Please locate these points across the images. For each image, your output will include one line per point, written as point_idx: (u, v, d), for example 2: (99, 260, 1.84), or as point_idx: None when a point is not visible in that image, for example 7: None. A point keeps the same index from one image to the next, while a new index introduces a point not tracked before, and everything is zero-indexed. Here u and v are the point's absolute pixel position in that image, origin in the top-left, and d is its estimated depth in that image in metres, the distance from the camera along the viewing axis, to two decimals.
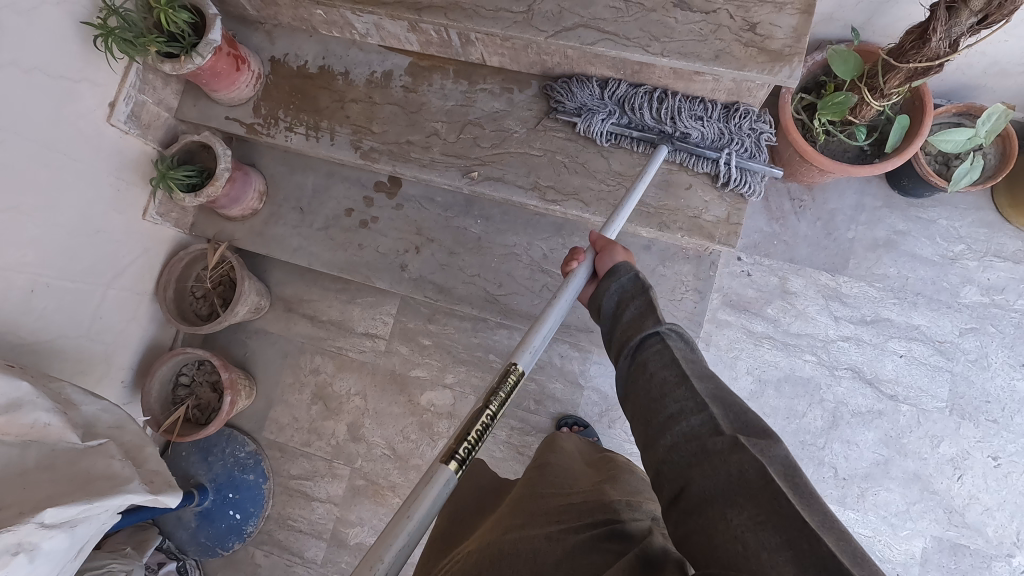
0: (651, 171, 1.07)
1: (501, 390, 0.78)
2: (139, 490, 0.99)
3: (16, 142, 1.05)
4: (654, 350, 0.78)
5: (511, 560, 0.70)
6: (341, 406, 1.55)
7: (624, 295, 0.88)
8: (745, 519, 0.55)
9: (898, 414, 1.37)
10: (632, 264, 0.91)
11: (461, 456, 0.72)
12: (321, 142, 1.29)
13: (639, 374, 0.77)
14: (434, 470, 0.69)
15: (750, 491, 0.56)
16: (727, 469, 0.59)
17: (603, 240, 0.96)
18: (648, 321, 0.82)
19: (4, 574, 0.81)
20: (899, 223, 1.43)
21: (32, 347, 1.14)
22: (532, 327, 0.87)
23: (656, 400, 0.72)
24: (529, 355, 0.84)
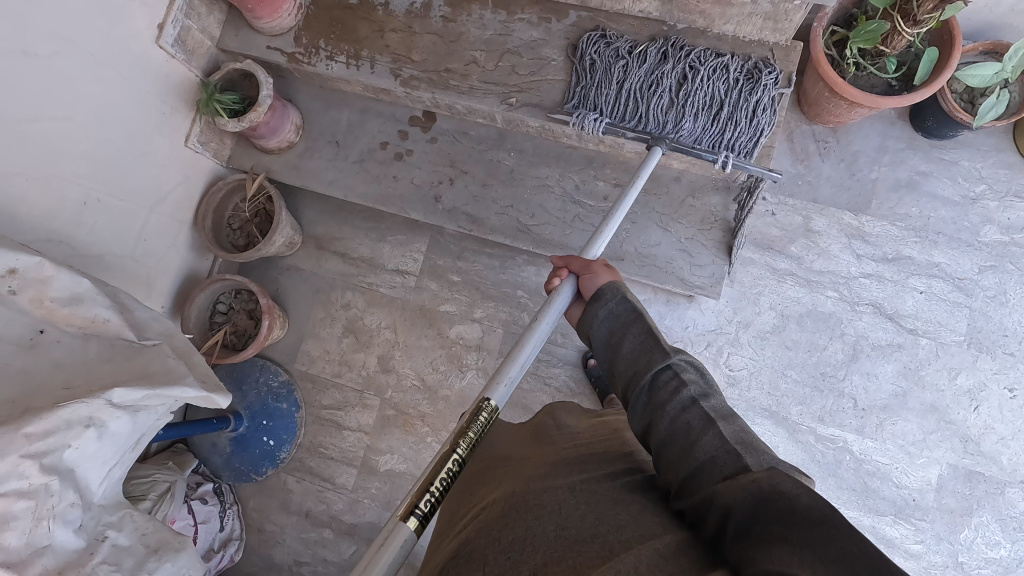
0: (645, 174, 1.08)
1: (470, 430, 0.78)
2: (194, 385, 1.03)
3: (73, 54, 1.08)
4: (671, 387, 0.76)
5: (537, 511, 0.66)
6: (371, 339, 1.59)
7: (618, 322, 0.89)
8: (788, 539, 0.51)
9: (916, 348, 1.40)
10: (618, 286, 0.92)
11: (422, 511, 0.69)
12: (361, 70, 1.32)
13: (657, 416, 0.74)
14: (393, 528, 0.67)
15: (790, 506, 0.53)
16: (761, 490, 0.57)
17: (582, 262, 0.98)
18: (656, 356, 0.81)
19: (76, 446, 0.85)
20: (922, 164, 1.46)
21: (84, 259, 1.18)
22: (507, 359, 0.86)
23: (681, 445, 0.69)
24: (501, 389, 0.83)
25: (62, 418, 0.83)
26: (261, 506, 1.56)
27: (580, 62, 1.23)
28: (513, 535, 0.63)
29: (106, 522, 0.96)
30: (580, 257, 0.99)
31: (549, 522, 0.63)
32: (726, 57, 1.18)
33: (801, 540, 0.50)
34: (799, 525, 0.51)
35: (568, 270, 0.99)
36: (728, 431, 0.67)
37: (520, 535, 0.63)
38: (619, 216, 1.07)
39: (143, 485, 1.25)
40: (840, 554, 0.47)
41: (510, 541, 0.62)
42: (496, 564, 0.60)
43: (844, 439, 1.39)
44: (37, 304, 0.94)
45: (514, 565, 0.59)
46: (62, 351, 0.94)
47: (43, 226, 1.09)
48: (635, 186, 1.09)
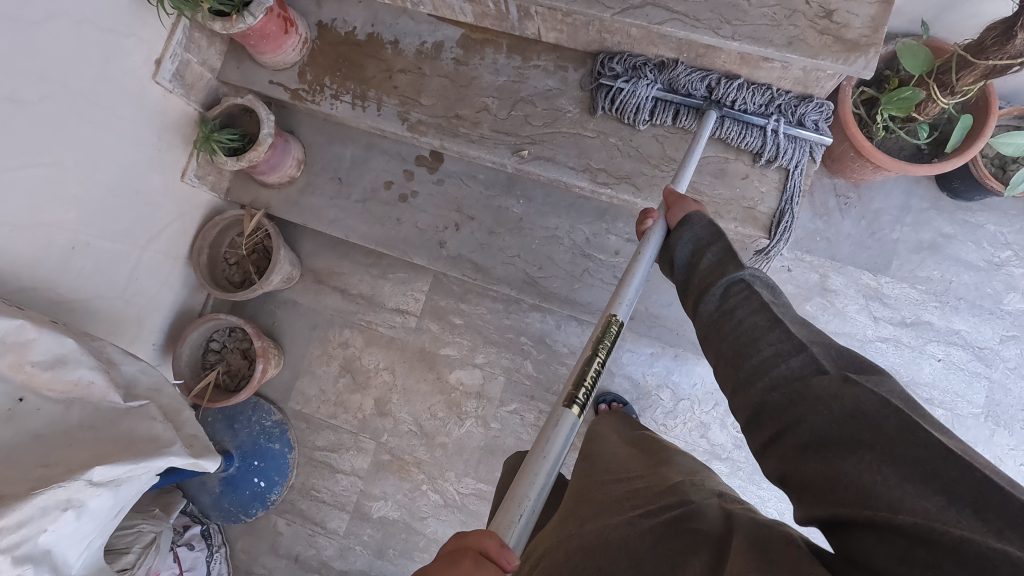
0: (704, 133, 1.05)
1: (604, 340, 0.86)
2: (182, 454, 0.99)
3: (64, 95, 1.03)
4: (742, 296, 0.71)
5: (603, 552, 0.65)
6: (368, 380, 1.55)
7: (699, 243, 0.83)
8: (875, 457, 0.48)
9: (932, 418, 1.36)
10: (705, 213, 0.86)
11: (582, 400, 0.79)
12: (367, 111, 1.26)
13: (724, 322, 0.71)
14: (558, 414, 0.78)
15: (875, 428, 0.50)
16: (842, 404, 0.53)
17: (673, 196, 0.93)
18: (729, 267, 0.76)
19: (52, 529, 0.81)
20: (946, 226, 1.41)
21: (70, 306, 1.13)
22: (622, 280, 0.91)
23: (745, 342, 0.67)
24: (625, 307, 0.90)
25: (38, 505, 0.78)
26: (249, 548, 1.52)
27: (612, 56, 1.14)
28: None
29: None
30: (676, 191, 0.94)
31: (621, 560, 0.63)
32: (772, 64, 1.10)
33: (891, 462, 0.47)
34: (884, 442, 0.48)
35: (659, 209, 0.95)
36: (799, 332, 0.63)
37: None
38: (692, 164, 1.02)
39: (128, 537, 1.21)
40: (943, 482, 0.44)
41: None
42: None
43: None
44: (15, 370, 0.89)
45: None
46: (41, 421, 0.89)
47: (27, 277, 1.03)
48: (701, 139, 1.03)
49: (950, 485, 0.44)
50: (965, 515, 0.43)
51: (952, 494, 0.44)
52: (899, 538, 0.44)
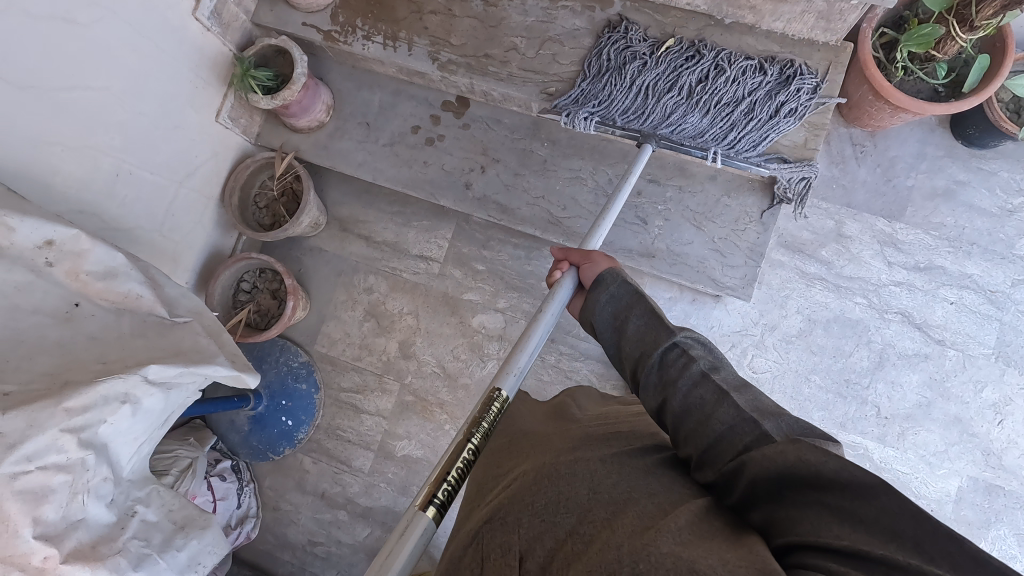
0: (637, 172, 1.11)
1: (483, 420, 0.74)
2: (226, 365, 1.03)
3: (113, 22, 1.06)
4: (680, 362, 0.77)
5: (568, 478, 0.65)
6: (393, 324, 1.59)
7: (621, 304, 0.91)
8: (824, 512, 0.50)
9: (943, 359, 1.39)
10: (618, 272, 0.94)
11: (441, 500, 0.65)
12: (398, 52, 1.30)
13: (671, 392, 0.74)
14: (410, 519, 0.63)
15: (817, 473, 0.52)
16: (786, 460, 0.55)
17: (578, 254, 1.01)
18: (661, 335, 0.82)
19: (111, 421, 0.85)
20: (961, 173, 1.44)
21: (115, 231, 1.17)
22: (515, 346, 0.84)
23: (697, 420, 0.69)
24: (512, 378, 0.80)
25: (101, 392, 0.83)
26: (277, 484, 1.57)
27: (604, 46, 1.20)
28: (546, 499, 0.62)
29: (134, 498, 0.96)
30: (579, 246, 1.02)
31: (582, 487, 0.63)
32: (759, 61, 1.16)
33: (838, 514, 0.49)
34: (831, 497, 0.50)
35: (568, 262, 1.02)
36: (742, 401, 0.67)
37: (553, 498, 0.62)
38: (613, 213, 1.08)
39: (166, 460, 1.25)
40: (883, 524, 0.47)
41: (543, 504, 0.61)
42: (531, 526, 0.59)
43: (864, 446, 1.39)
44: (72, 277, 0.93)
45: (549, 529, 0.58)
46: (97, 325, 0.94)
47: (76, 197, 1.07)
48: (629, 182, 1.09)
49: (892, 525, 0.46)
50: (902, 549, 0.45)
51: (892, 541, 0.46)
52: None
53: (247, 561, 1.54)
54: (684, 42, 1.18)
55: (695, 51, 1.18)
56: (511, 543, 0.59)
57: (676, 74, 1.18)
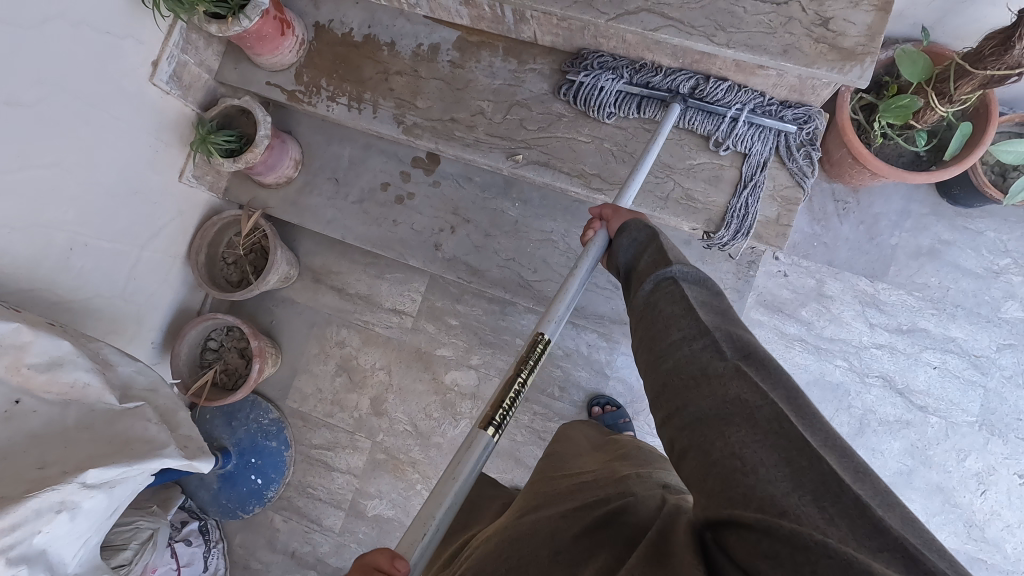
0: (664, 132, 1.04)
1: (531, 357, 0.81)
2: (176, 455, 1.00)
3: (60, 98, 1.03)
4: (666, 290, 0.70)
5: (530, 540, 0.66)
6: (365, 380, 1.56)
7: (638, 246, 0.81)
8: (745, 437, 0.52)
9: (925, 426, 1.36)
10: (643, 221, 0.84)
11: (498, 421, 0.75)
12: (363, 114, 1.26)
13: (645, 312, 0.71)
14: (472, 437, 0.74)
15: (751, 412, 0.53)
16: (726, 395, 0.56)
17: (610, 209, 0.92)
18: (662, 265, 0.74)
19: (47, 531, 0.82)
20: (945, 232, 1.40)
21: (69, 306, 1.14)
22: (554, 297, 0.87)
23: (658, 331, 0.67)
24: (553, 325, 0.85)
25: (32, 507, 0.80)
26: (247, 543, 1.54)
27: (592, 57, 1.15)
28: (506, 567, 0.64)
29: None
30: (611, 203, 0.93)
31: (542, 547, 0.64)
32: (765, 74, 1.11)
33: (757, 442, 0.51)
34: (754, 426, 0.52)
35: (601, 221, 0.93)
36: (708, 319, 0.65)
37: (514, 565, 0.64)
38: (644, 172, 1.00)
39: (125, 533, 1.22)
40: (795, 473, 0.48)
41: (503, 573, 0.63)
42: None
43: None
44: (13, 372, 0.91)
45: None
46: (38, 422, 0.91)
47: (25, 278, 1.05)
48: (657, 141, 1.02)
49: (802, 478, 0.47)
50: (805, 501, 0.46)
51: (799, 476, 0.47)
52: (751, 527, 0.46)
53: None
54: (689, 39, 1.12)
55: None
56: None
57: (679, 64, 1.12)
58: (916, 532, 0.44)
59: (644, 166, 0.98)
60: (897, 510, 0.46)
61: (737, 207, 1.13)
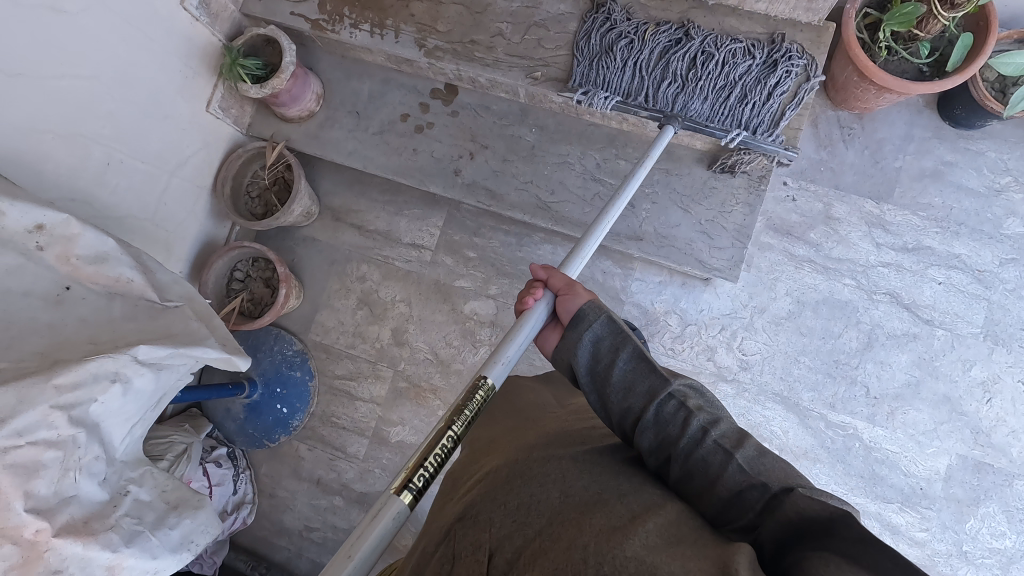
0: (655, 154, 1.09)
1: (467, 408, 0.76)
2: (216, 347, 1.04)
3: (100, 11, 1.07)
4: (674, 418, 0.73)
5: (541, 482, 0.69)
6: (386, 312, 1.60)
7: (603, 345, 0.84)
8: (818, 551, 0.55)
9: (932, 339, 1.40)
10: (601, 308, 0.86)
11: (416, 488, 0.67)
12: (385, 39, 1.31)
13: (670, 453, 0.72)
14: (385, 501, 0.64)
15: (819, 525, 0.57)
16: (790, 517, 0.60)
17: (564, 282, 0.92)
18: (653, 382, 0.77)
19: (103, 401, 0.86)
20: (948, 154, 1.45)
21: (106, 219, 1.18)
22: (505, 338, 0.85)
23: (702, 480, 0.69)
24: (500, 368, 0.82)
25: (90, 371, 0.84)
26: (273, 472, 1.58)
27: (592, 31, 1.21)
28: (518, 500, 0.66)
29: (128, 477, 0.97)
30: (562, 274, 0.93)
31: (553, 490, 0.67)
32: (747, 44, 1.17)
33: (831, 551, 0.54)
34: (830, 543, 0.55)
35: (545, 289, 0.93)
36: (747, 463, 0.68)
37: (524, 502, 0.66)
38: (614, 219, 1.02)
39: (161, 445, 1.27)
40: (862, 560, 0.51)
41: (515, 506, 0.66)
42: (502, 525, 0.64)
43: (855, 426, 1.40)
44: (63, 261, 0.95)
45: (519, 529, 0.63)
46: (88, 308, 0.95)
47: (68, 185, 1.09)
48: (645, 165, 1.08)
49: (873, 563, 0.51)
50: None
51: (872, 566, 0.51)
52: None
53: (245, 547, 1.56)
54: (672, 25, 1.19)
55: (684, 34, 1.19)
56: (481, 540, 0.63)
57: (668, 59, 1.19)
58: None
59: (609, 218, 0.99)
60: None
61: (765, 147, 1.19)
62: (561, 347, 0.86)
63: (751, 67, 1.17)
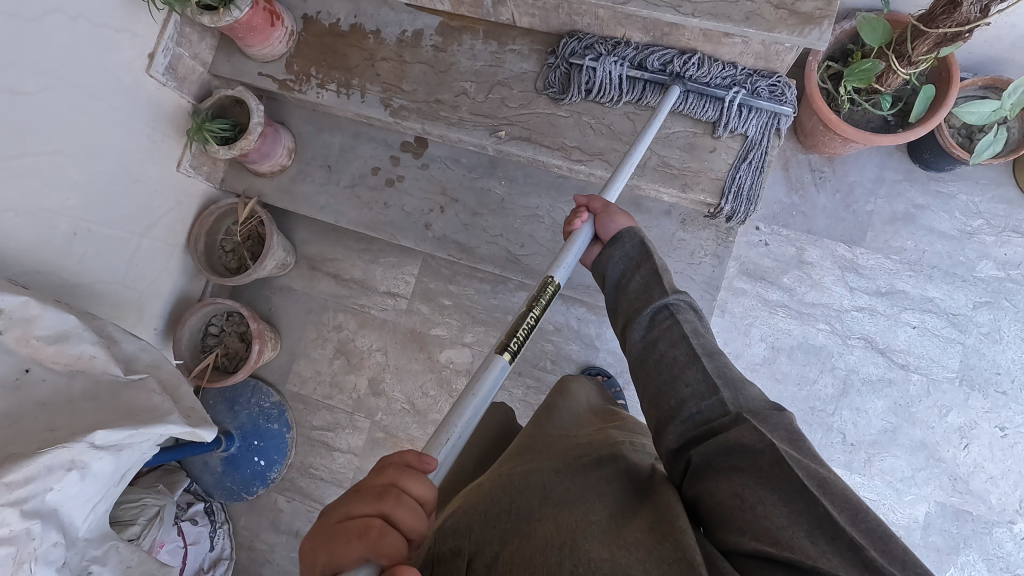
0: (663, 110, 1.09)
1: (541, 298, 0.91)
2: (179, 422, 1.04)
3: (62, 88, 1.09)
4: (665, 326, 0.81)
5: (523, 488, 0.71)
6: (362, 361, 1.60)
7: (629, 264, 0.93)
8: (748, 483, 0.60)
9: (907, 383, 1.39)
10: (636, 231, 0.96)
11: (513, 348, 0.85)
12: (351, 99, 1.32)
13: (649, 354, 0.80)
14: (490, 358, 0.83)
15: (752, 457, 0.61)
16: (725, 439, 0.64)
17: (601, 203, 1.02)
18: (655, 294, 0.87)
19: (59, 488, 0.86)
20: (919, 197, 1.45)
21: (73, 289, 1.19)
22: (562, 246, 0.97)
23: (668, 380, 0.76)
24: (562, 270, 0.95)
25: (44, 463, 0.84)
26: (251, 524, 1.58)
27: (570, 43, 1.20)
28: (500, 507, 0.68)
29: (91, 556, 0.99)
30: (599, 196, 1.03)
31: (535, 496, 0.69)
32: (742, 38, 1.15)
33: (764, 486, 0.58)
34: (757, 471, 0.60)
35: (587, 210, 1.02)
36: (711, 367, 0.73)
37: (506, 507, 0.68)
38: (632, 167, 1.07)
39: (132, 510, 1.27)
40: (795, 506, 0.56)
41: (495, 513, 0.68)
42: (481, 532, 0.66)
43: (832, 474, 1.39)
44: (22, 344, 0.95)
45: (499, 536, 0.65)
46: (47, 390, 0.96)
47: (32, 260, 1.10)
48: (656, 119, 1.08)
49: (802, 507, 0.55)
50: (806, 533, 0.54)
51: (800, 515, 0.55)
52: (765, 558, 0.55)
53: None
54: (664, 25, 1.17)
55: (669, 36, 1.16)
56: (461, 547, 0.65)
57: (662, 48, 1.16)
58: (907, 563, 0.51)
59: (644, 140, 1.03)
60: (894, 544, 0.52)
61: (737, 178, 1.18)
62: (596, 263, 0.97)
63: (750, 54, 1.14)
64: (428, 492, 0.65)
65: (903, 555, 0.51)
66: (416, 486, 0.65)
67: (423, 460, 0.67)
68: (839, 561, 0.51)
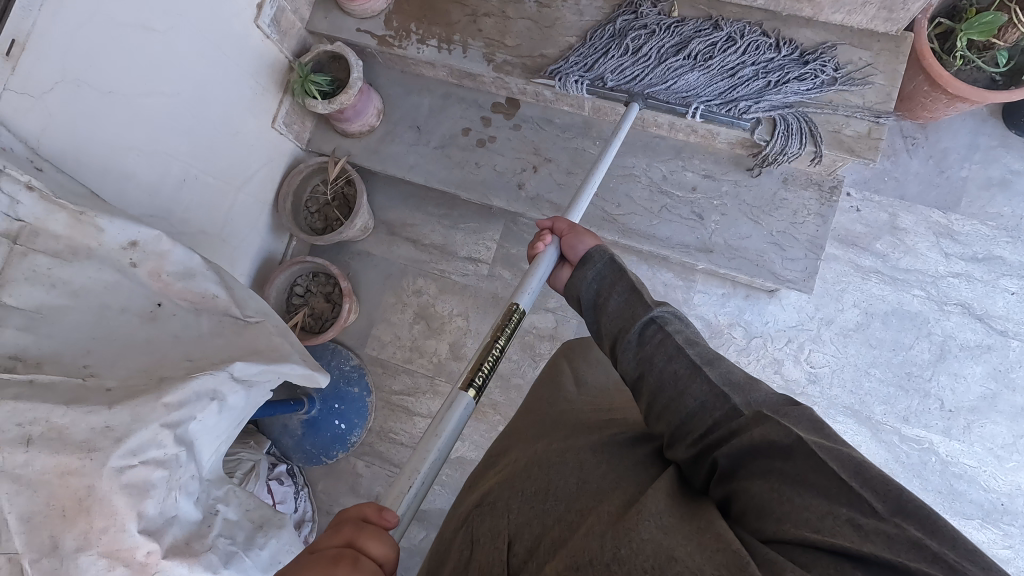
0: (625, 129, 1.15)
1: (507, 327, 0.90)
2: (298, 364, 1.03)
3: (184, 29, 1.08)
4: (656, 341, 0.74)
5: (558, 474, 0.67)
6: (443, 326, 1.59)
7: (604, 284, 0.86)
8: (780, 480, 0.53)
9: (1007, 349, 1.37)
10: (604, 249, 0.89)
11: (478, 383, 0.84)
12: (452, 54, 1.32)
13: (646, 370, 0.72)
14: (453, 397, 0.83)
15: (784, 455, 0.53)
16: (750, 440, 0.57)
17: (565, 224, 0.96)
18: (638, 310, 0.79)
19: (200, 419, 0.85)
20: (1015, 162, 1.43)
21: (180, 234, 1.19)
22: (526, 272, 0.94)
23: (670, 394, 0.68)
24: (528, 297, 0.93)
25: (192, 390, 0.83)
26: (331, 488, 1.57)
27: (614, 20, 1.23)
28: (536, 487, 0.66)
29: (215, 496, 0.94)
30: (563, 218, 0.98)
31: (571, 478, 0.66)
32: (775, 38, 1.18)
33: (801, 483, 0.51)
34: (792, 468, 0.52)
35: (552, 233, 0.97)
36: (716, 375, 0.66)
37: (543, 486, 0.66)
38: (602, 172, 1.09)
39: (230, 463, 1.26)
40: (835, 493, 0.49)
41: (534, 493, 0.65)
42: (520, 512, 0.63)
43: (930, 440, 1.37)
44: (154, 278, 0.93)
45: (537, 516, 0.62)
46: (179, 325, 0.94)
47: (147, 202, 1.10)
48: (618, 137, 1.14)
49: (842, 494, 0.49)
50: (843, 524, 0.47)
51: (842, 509, 0.48)
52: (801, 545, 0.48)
53: None
54: (701, 18, 1.20)
55: (711, 25, 1.19)
56: (500, 527, 0.62)
57: (684, 42, 1.20)
58: (958, 539, 0.45)
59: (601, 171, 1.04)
60: (943, 525, 0.45)
61: (782, 124, 1.19)
62: (568, 288, 0.90)
63: (753, 65, 1.19)
64: (386, 552, 0.66)
65: (955, 532, 0.45)
66: (377, 544, 0.66)
67: (382, 516, 0.69)
68: (884, 543, 0.45)
